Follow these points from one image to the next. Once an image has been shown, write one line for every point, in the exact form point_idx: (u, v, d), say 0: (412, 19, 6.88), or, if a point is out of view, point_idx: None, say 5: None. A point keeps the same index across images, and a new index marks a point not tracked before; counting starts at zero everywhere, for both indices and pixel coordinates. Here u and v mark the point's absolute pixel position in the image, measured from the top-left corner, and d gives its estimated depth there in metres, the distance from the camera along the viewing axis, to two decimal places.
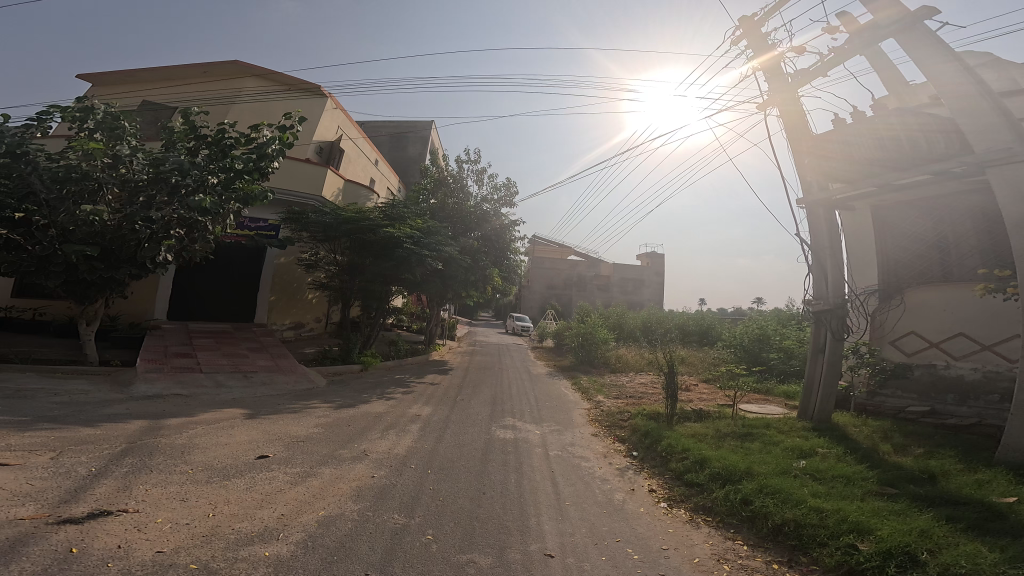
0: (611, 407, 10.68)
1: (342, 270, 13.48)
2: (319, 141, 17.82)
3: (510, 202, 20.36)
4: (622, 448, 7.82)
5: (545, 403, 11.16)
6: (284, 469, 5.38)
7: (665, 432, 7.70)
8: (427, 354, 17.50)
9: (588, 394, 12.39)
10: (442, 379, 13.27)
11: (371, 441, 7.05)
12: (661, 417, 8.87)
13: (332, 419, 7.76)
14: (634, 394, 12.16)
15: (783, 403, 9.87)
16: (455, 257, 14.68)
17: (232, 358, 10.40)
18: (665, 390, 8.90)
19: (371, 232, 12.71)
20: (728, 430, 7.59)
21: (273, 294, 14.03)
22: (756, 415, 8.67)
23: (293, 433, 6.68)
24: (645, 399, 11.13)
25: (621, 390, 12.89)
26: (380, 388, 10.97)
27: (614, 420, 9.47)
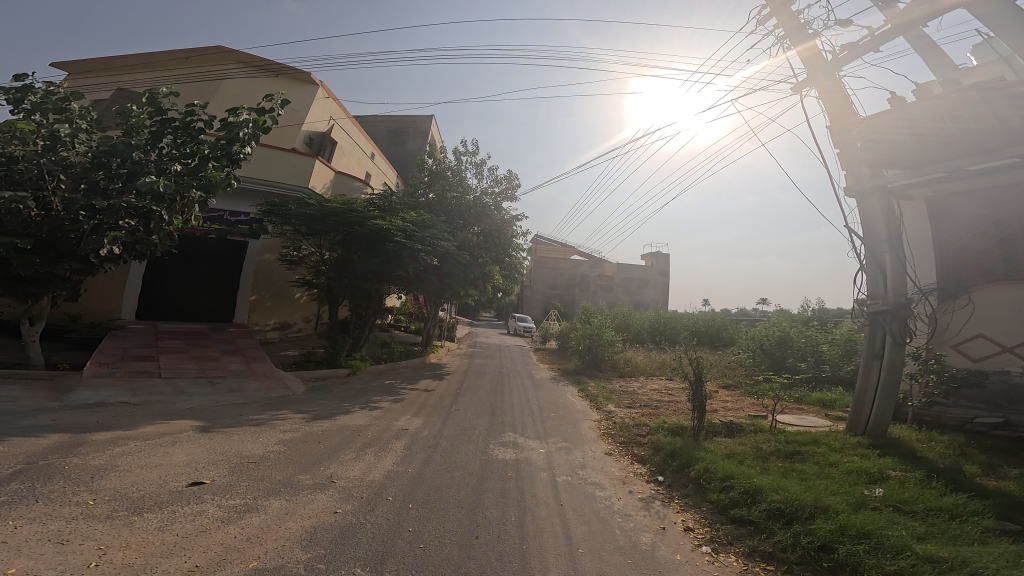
0: (625, 419, 9.48)
1: (329, 267, 12.33)
2: (309, 132, 16.75)
3: (512, 195, 19.26)
4: (643, 471, 6.65)
5: (550, 414, 9.96)
6: (219, 502, 4.34)
7: (694, 451, 6.53)
8: (423, 356, 16.37)
9: (597, 403, 11.22)
10: (437, 385, 12.12)
11: (343, 463, 5.91)
12: (685, 433, 7.66)
13: (301, 434, 6.65)
14: (648, 403, 10.95)
15: (823, 414, 8.64)
16: (453, 253, 13.55)
17: (200, 361, 9.33)
18: (690, 401, 7.72)
19: (360, 224, 11.62)
20: (770, 449, 6.37)
21: (256, 292, 12.99)
22: (797, 429, 7.48)
23: (247, 452, 5.58)
24: (662, 409, 9.95)
25: (634, 398, 11.69)
26: (366, 395, 9.83)
27: (630, 435, 8.29)
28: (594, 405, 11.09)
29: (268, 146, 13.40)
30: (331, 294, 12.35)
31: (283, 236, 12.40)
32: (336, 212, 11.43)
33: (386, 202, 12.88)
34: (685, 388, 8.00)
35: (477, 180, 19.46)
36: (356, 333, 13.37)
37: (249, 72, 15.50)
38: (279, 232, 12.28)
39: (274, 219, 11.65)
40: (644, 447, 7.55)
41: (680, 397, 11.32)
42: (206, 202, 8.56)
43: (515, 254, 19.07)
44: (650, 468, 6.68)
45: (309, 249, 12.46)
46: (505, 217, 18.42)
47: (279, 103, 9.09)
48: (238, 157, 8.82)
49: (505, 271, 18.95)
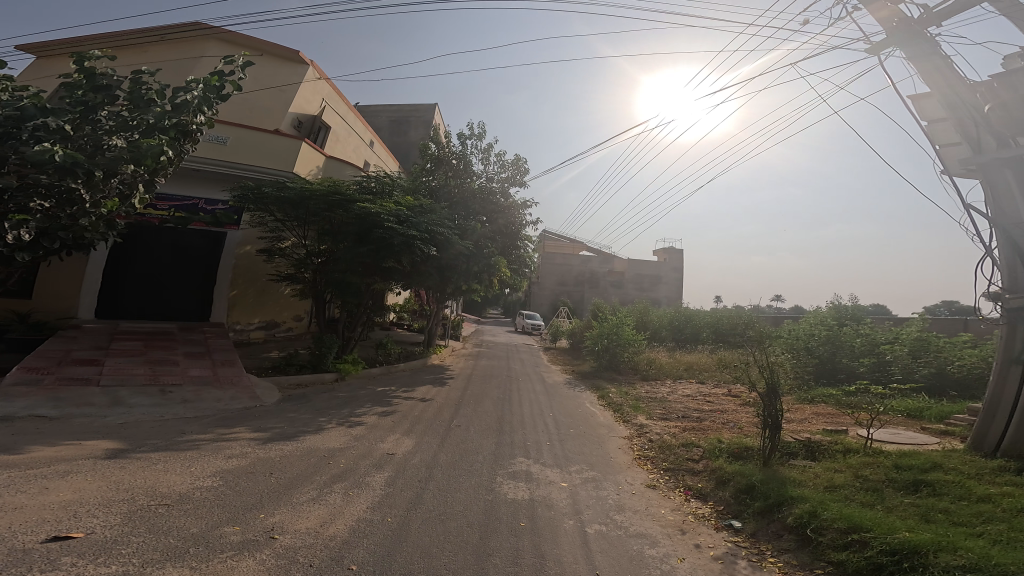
0: (662, 437, 7.82)
1: (315, 260, 10.78)
2: (300, 115, 15.32)
3: (521, 181, 17.60)
4: (704, 511, 5.07)
5: (569, 430, 8.37)
6: (88, 568, 2.98)
7: (772, 487, 4.92)
8: (424, 358, 14.87)
9: (624, 414, 9.57)
10: (437, 392, 10.64)
11: (297, 507, 4.40)
12: (752, 458, 6.05)
13: (251, 463, 5.15)
14: (685, 414, 9.29)
15: (920, 427, 7.06)
16: (455, 243, 11.94)
17: (155, 365, 7.95)
18: (760, 416, 6.14)
19: (344, 209, 10.10)
20: (882, 480, 4.88)
21: (234, 288, 11.59)
22: (901, 449, 5.96)
23: (160, 494, 4.09)
24: (705, 424, 8.30)
25: (667, 407, 10.02)
26: (350, 407, 8.34)
27: (677, 460, 6.63)
28: (620, 417, 9.44)
29: (249, 127, 11.97)
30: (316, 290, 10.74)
31: (263, 226, 10.93)
32: (320, 195, 9.88)
33: (377, 186, 11.36)
34: (753, 404, 6.42)
35: (483, 165, 17.80)
36: (344, 335, 11.62)
37: (232, 49, 14.10)
38: (258, 221, 10.83)
39: (249, 205, 10.15)
40: (702, 478, 5.90)
41: (722, 408, 9.64)
42: (153, 181, 7.21)
43: (524, 246, 17.48)
44: (715, 509, 5.04)
45: (291, 237, 10.90)
46: (514, 203, 16.70)
47: (239, 65, 7.50)
48: (191, 130, 7.40)
49: (512, 265, 17.34)
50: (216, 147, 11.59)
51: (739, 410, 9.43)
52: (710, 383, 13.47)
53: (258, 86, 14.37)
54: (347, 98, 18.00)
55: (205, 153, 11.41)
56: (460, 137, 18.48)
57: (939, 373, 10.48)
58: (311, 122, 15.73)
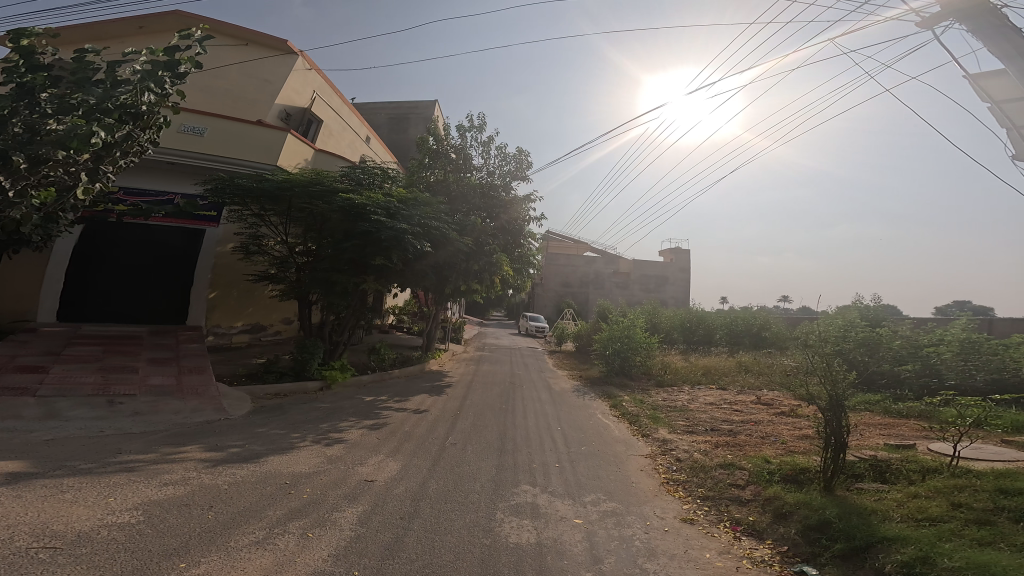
0: (692, 455, 6.74)
1: (297, 258, 9.83)
2: (288, 108, 14.51)
3: (524, 175, 16.63)
4: (758, 552, 4.12)
5: (584, 448, 7.31)
6: None
7: (845, 526, 3.96)
8: (421, 363, 13.88)
9: (642, 428, 8.50)
10: (432, 402, 9.67)
11: (231, 551, 3.52)
12: (810, 483, 5.13)
13: (189, 492, 4.38)
14: (711, 426, 8.25)
15: (1001, 442, 6.26)
16: (452, 238, 10.95)
17: (109, 373, 7.11)
18: (820, 435, 5.28)
19: (324, 200, 9.16)
20: (993, 509, 3.93)
21: (213, 290, 10.69)
22: (994, 467, 5.05)
23: (47, 535, 3.37)
24: (742, 439, 7.23)
25: (693, 418, 8.96)
26: (330, 421, 7.37)
27: (715, 486, 5.55)
28: (637, 431, 8.37)
29: (229, 118, 11.11)
30: (299, 291, 9.77)
31: (241, 222, 10.02)
32: (300, 188, 8.94)
33: (364, 176, 10.42)
34: (811, 421, 5.54)
35: (484, 158, 16.82)
36: (333, 340, 10.64)
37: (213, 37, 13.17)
38: (236, 217, 9.95)
39: (222, 200, 9.20)
40: (752, 509, 4.86)
41: (751, 419, 8.58)
42: (98, 170, 6.21)
43: (528, 244, 16.51)
44: (778, 551, 4.06)
45: (272, 234, 9.94)
46: (516, 198, 15.71)
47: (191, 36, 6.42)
48: (141, 112, 6.25)
49: (514, 264, 16.35)
50: (193, 138, 10.75)
51: (774, 422, 8.33)
52: (732, 389, 12.36)
53: (243, 77, 13.56)
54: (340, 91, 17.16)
55: (181, 145, 10.59)
56: (459, 130, 17.58)
57: (998, 378, 9.30)
58: (300, 115, 14.91)
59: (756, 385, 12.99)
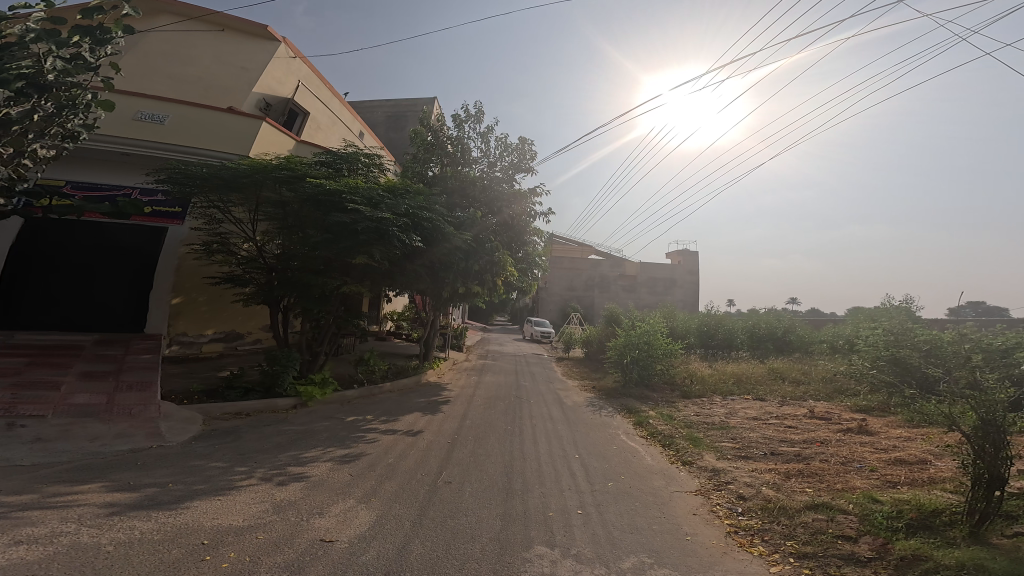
0: (762, 492, 5.33)
1: (268, 258, 8.47)
2: (270, 98, 13.25)
3: (529, 167, 15.34)
4: None
5: (621, 486, 5.88)
6: None
7: None
8: (417, 374, 12.47)
9: (683, 455, 7.02)
10: (424, 422, 8.23)
11: None
12: (959, 526, 3.99)
13: (44, 559, 3.01)
14: (766, 451, 6.78)
15: None
16: (450, 232, 9.60)
17: (21, 391, 5.81)
18: (964, 470, 4.10)
19: (292, 187, 7.81)
20: None
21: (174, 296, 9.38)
22: None
23: None
24: (818, 468, 5.88)
25: (742, 439, 7.51)
26: (294, 450, 5.94)
27: (813, 539, 4.16)
28: (677, 459, 6.89)
29: (196, 105, 10.02)
30: (269, 295, 8.38)
31: (204, 219, 8.69)
32: (267, 176, 7.69)
33: (343, 160, 9.12)
34: (951, 449, 4.33)
35: (484, 150, 15.54)
36: (311, 352, 9.22)
37: (184, 22, 12.05)
38: (199, 213, 8.64)
39: (179, 192, 7.92)
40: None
41: (812, 441, 7.08)
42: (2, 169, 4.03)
43: (534, 241, 15.16)
44: None
45: (237, 231, 8.58)
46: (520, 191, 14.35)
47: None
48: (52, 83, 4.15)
49: (519, 264, 14.96)
50: (153, 127, 9.63)
51: (844, 443, 6.86)
52: (772, 401, 10.86)
53: (219, 65, 12.46)
54: (329, 82, 15.94)
55: (140, 135, 9.47)
56: (457, 121, 16.31)
57: None
58: (283, 106, 13.59)
59: (796, 395, 11.48)
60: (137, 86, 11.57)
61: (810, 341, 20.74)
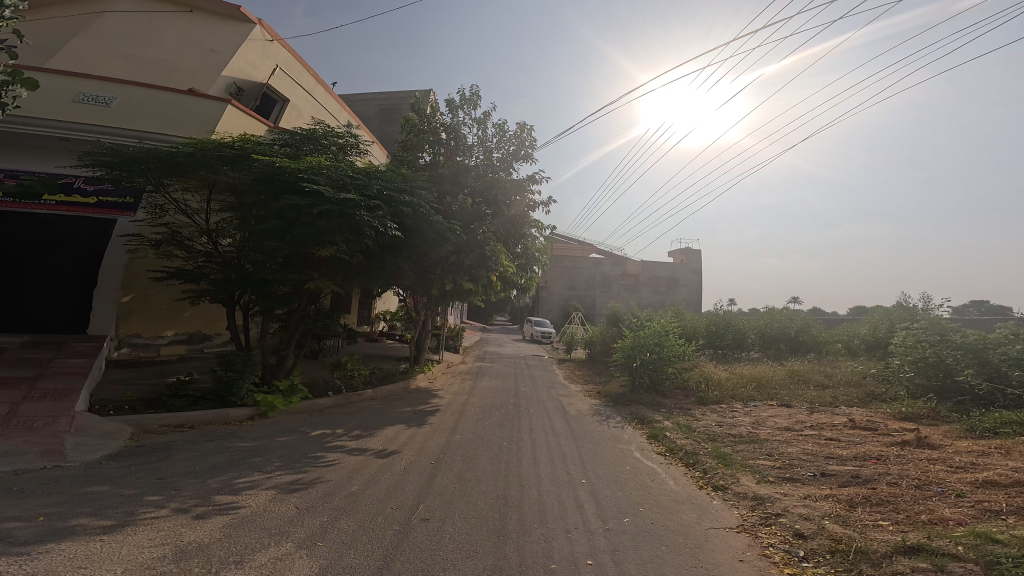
0: (826, 529, 4.20)
1: (215, 252, 7.28)
2: (242, 83, 12.06)
3: (527, 154, 14.19)
4: None
5: (643, 522, 4.73)
6: None
7: None
8: (405, 379, 11.30)
9: (714, 478, 5.87)
10: (403, 437, 7.10)
11: None
12: None
13: None
14: (811, 472, 5.67)
15: None
16: (435, 219, 8.44)
17: None
18: None
19: (244, 168, 6.70)
20: None
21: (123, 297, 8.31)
22: None
23: None
24: (887, 493, 4.72)
25: (783, 456, 6.35)
26: (232, 472, 4.87)
27: None
28: (706, 485, 5.73)
29: (150, 87, 9.00)
30: (218, 294, 7.23)
31: (150, 212, 7.58)
32: (211, 155, 6.62)
33: (308, 139, 8.03)
34: None
35: (480, 137, 14.36)
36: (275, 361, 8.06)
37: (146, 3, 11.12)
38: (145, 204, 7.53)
39: (110, 175, 6.85)
40: None
41: (865, 458, 5.95)
42: None
43: (533, 235, 14.02)
44: None
45: (189, 223, 7.50)
46: (518, 180, 13.21)
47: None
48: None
49: (517, 259, 13.79)
50: (102, 110, 8.62)
51: (904, 459, 5.74)
52: (799, 407, 9.71)
53: (184, 46, 11.36)
54: (312, 69, 14.59)
55: (86, 119, 8.48)
56: (452, 107, 15.23)
57: None
58: (256, 90, 12.31)
59: (826, 401, 10.33)
60: (89, 67, 10.43)
61: (825, 341, 19.63)
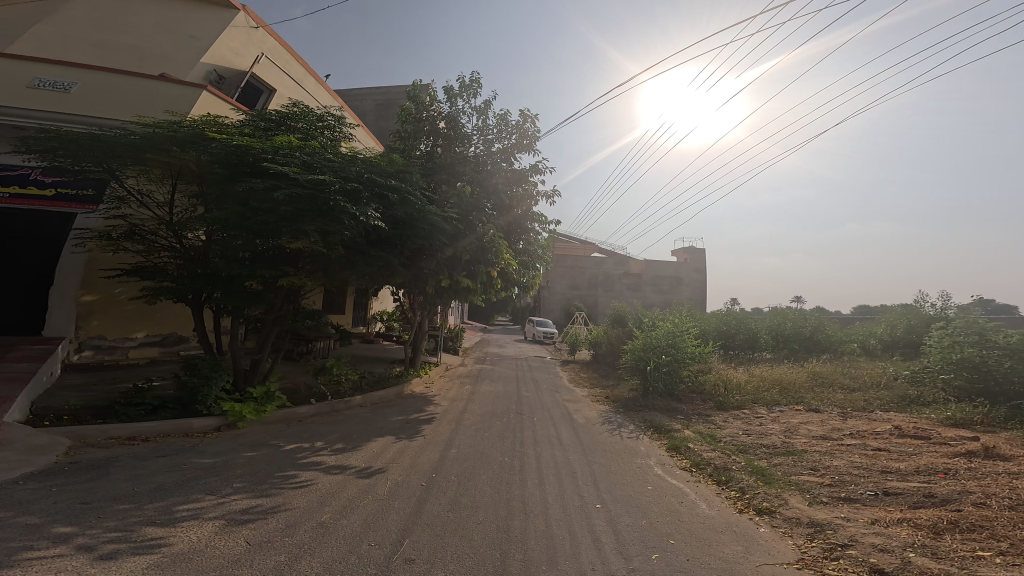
0: (917, 560, 3.53)
1: (173, 246, 6.46)
2: (224, 71, 11.26)
3: (530, 144, 13.40)
4: None
5: (676, 559, 3.89)
6: None
7: None
8: (399, 383, 10.51)
9: (755, 499, 5.04)
10: (389, 451, 6.34)
11: None
12: None
13: None
14: (867, 488, 4.99)
15: None
16: (427, 208, 7.68)
17: None
18: None
19: (205, 153, 5.94)
20: None
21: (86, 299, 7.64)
22: None
23: None
24: (979, 517, 4.11)
25: (832, 471, 5.62)
26: (175, 495, 4.19)
27: None
28: (747, 508, 4.90)
29: (117, 72, 8.31)
30: (177, 295, 6.44)
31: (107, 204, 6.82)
32: (165, 136, 5.90)
33: (280, 120, 7.26)
34: None
35: (480, 126, 13.53)
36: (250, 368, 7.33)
37: None
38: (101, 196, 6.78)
39: (57, 163, 6.11)
40: None
41: (935, 470, 5.34)
42: None
43: (536, 230, 13.22)
44: None
45: (149, 217, 6.74)
46: (520, 170, 12.40)
47: None
48: None
49: (519, 255, 12.97)
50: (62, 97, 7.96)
51: (976, 475, 5.05)
52: (829, 413, 8.89)
53: (159, 30, 10.64)
54: (302, 57, 13.75)
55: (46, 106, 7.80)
56: (450, 96, 14.38)
57: None
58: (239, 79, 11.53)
59: (858, 405, 9.49)
60: (54, 52, 9.70)
61: (841, 341, 18.82)
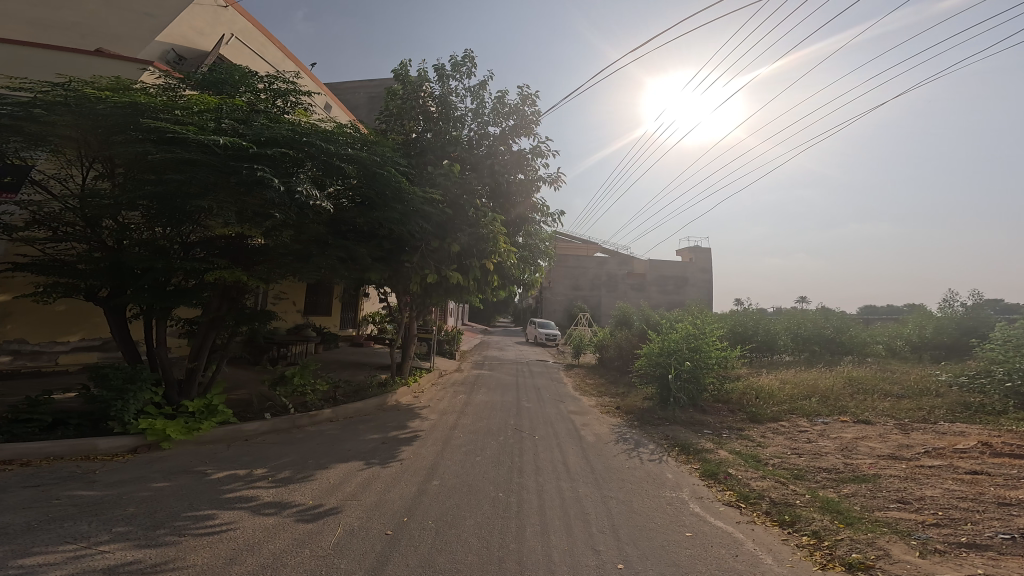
0: None
1: (65, 235, 5.27)
2: (183, 51, 10.15)
3: (529, 127, 12.12)
4: None
5: None
6: None
7: None
8: (380, 393, 9.22)
9: (840, 548, 3.73)
10: (351, 481, 5.08)
11: None
12: None
13: None
14: (992, 534, 3.68)
15: None
16: (403, 185, 6.38)
17: None
18: None
19: (99, 121, 4.74)
20: None
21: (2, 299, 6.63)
22: None
23: None
24: None
25: (929, 505, 4.32)
26: (19, 544, 3.10)
27: None
28: (832, 561, 3.58)
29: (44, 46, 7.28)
30: (79, 293, 5.33)
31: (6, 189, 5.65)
32: (41, 99, 4.70)
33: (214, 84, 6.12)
34: None
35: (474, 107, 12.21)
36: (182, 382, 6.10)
37: None
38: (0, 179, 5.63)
39: None
40: None
41: None
42: None
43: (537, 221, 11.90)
44: None
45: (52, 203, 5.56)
46: (519, 154, 11.07)
47: None
48: None
49: (519, 250, 11.66)
50: None
51: None
52: (884, 425, 7.52)
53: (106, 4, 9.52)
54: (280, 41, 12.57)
55: None
56: (441, 77, 13.09)
57: None
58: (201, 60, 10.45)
59: (916, 415, 8.09)
60: None
61: (866, 341, 17.38)
